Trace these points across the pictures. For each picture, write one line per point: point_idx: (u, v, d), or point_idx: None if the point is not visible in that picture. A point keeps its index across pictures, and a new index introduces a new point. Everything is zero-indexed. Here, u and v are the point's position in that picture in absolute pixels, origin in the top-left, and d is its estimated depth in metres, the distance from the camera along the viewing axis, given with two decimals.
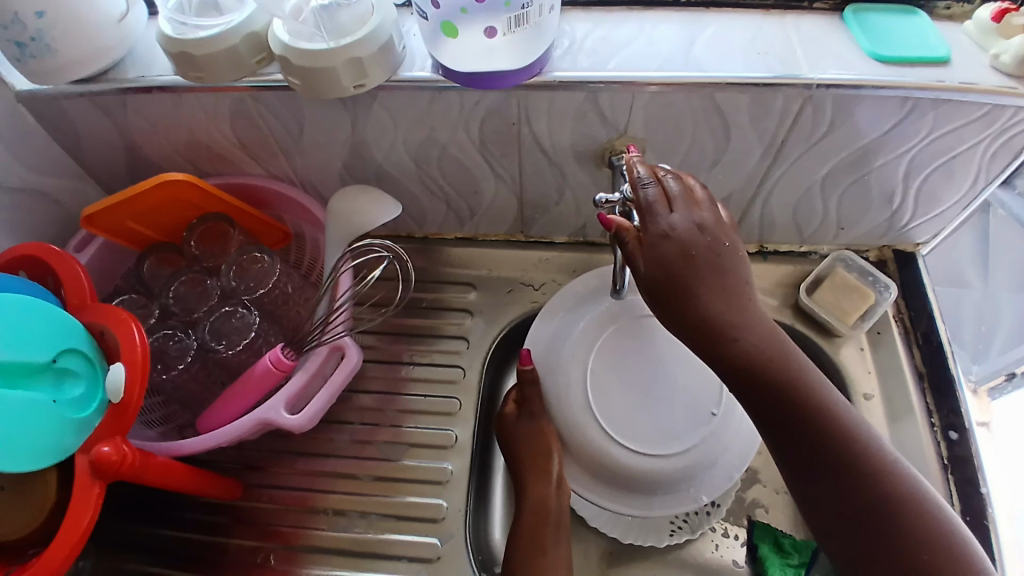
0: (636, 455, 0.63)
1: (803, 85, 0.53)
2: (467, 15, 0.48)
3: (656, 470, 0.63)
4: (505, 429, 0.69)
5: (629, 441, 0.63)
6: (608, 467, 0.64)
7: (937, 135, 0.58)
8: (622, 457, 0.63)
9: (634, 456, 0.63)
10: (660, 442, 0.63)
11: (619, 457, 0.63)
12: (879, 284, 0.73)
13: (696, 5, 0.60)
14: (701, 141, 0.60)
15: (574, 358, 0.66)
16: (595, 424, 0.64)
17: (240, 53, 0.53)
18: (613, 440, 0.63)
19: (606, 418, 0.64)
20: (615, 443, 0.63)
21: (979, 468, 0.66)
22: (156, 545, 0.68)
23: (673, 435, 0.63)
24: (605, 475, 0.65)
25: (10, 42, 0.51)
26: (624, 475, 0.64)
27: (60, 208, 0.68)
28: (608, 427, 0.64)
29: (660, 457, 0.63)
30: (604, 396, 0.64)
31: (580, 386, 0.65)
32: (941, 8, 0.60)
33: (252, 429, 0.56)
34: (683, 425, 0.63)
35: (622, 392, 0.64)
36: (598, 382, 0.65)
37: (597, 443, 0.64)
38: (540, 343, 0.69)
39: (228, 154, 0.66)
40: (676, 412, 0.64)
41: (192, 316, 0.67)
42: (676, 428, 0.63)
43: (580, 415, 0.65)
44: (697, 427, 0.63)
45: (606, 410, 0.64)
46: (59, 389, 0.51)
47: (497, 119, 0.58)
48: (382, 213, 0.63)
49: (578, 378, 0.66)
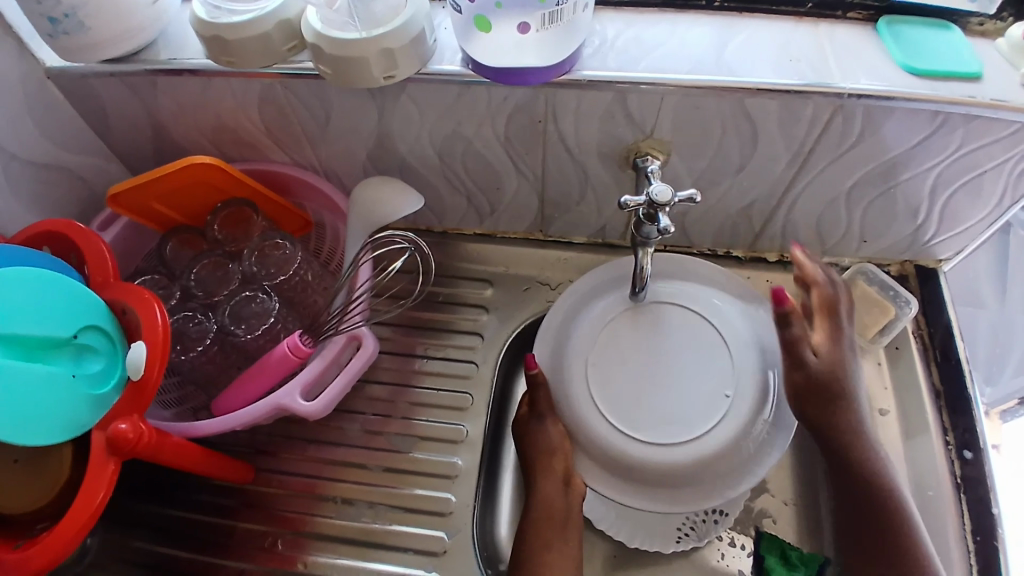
0: (649, 448, 0.62)
1: (834, 93, 0.53)
2: (501, 10, 0.48)
3: (668, 458, 0.62)
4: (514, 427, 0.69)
5: (636, 429, 0.63)
6: (618, 461, 0.63)
7: (968, 149, 0.57)
8: (631, 449, 0.62)
9: (642, 446, 0.62)
10: (670, 429, 0.62)
11: (627, 450, 0.62)
12: (900, 299, 0.71)
13: (729, 11, 0.60)
14: (727, 148, 0.60)
15: (577, 353, 0.66)
16: (600, 418, 0.64)
17: (273, 38, 0.53)
18: (621, 432, 0.63)
19: (611, 410, 0.64)
20: (622, 434, 0.63)
21: (993, 489, 0.65)
22: (165, 524, 0.69)
23: (686, 423, 0.62)
24: (617, 469, 0.63)
25: (43, 16, 0.51)
26: (635, 468, 0.62)
27: (85, 186, 0.69)
28: (612, 419, 0.63)
29: (671, 444, 0.62)
30: (607, 389, 0.64)
31: (583, 381, 0.65)
32: (975, 24, 0.59)
33: (268, 414, 0.56)
34: (698, 409, 0.63)
35: (626, 385, 0.64)
36: (600, 376, 0.65)
37: (605, 436, 0.63)
38: (549, 344, 0.68)
39: (253, 140, 0.66)
40: (688, 398, 0.63)
41: (213, 298, 0.68)
42: (690, 413, 0.63)
43: (586, 412, 0.64)
44: (714, 411, 0.63)
45: (609, 402, 0.64)
46: (78, 364, 0.51)
47: (524, 115, 0.58)
48: (404, 204, 0.63)
49: (580, 375, 0.65)
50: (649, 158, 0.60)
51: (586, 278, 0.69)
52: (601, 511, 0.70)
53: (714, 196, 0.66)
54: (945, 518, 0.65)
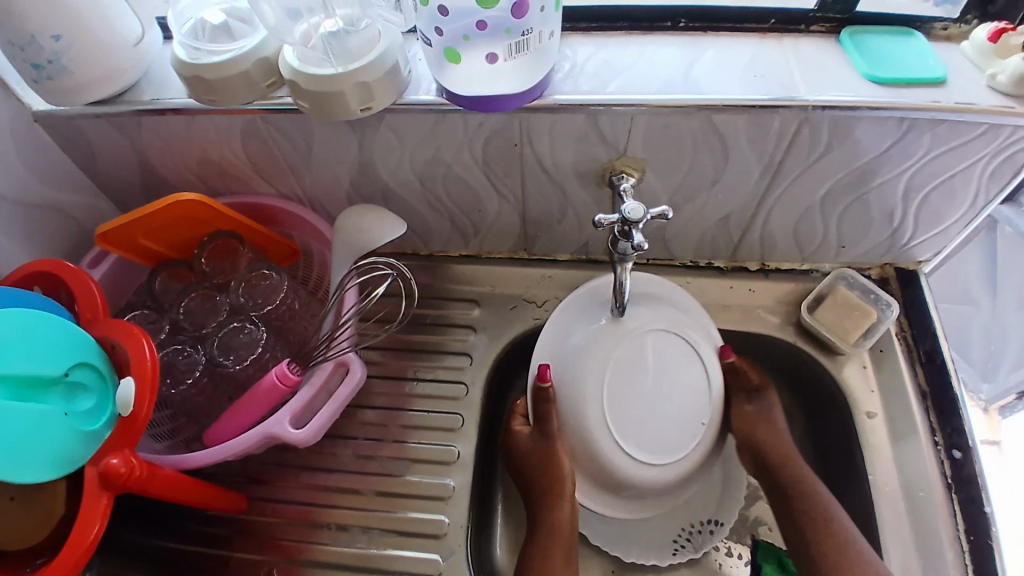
0: (642, 468, 0.63)
1: (800, 106, 0.55)
2: (469, 42, 0.49)
3: (652, 478, 0.64)
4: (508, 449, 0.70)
5: (633, 449, 0.63)
6: (611, 476, 0.65)
7: (936, 154, 0.59)
8: (626, 468, 0.63)
9: (640, 465, 0.63)
10: (661, 450, 0.63)
11: (626, 469, 0.63)
12: (881, 301, 0.73)
13: (696, 29, 0.62)
14: (700, 164, 0.61)
15: (593, 370, 0.62)
16: (607, 437, 0.63)
17: (252, 76, 0.55)
18: (622, 450, 0.63)
19: (619, 431, 0.62)
20: (621, 453, 0.63)
21: (984, 488, 0.66)
22: (160, 556, 0.69)
23: (673, 446, 0.63)
24: (606, 482, 0.66)
25: (28, 63, 0.53)
26: (623, 483, 0.64)
27: (75, 223, 0.70)
28: (620, 439, 0.62)
29: (657, 467, 0.63)
30: (620, 410, 0.62)
31: (596, 401, 0.62)
32: (939, 29, 0.61)
33: (259, 443, 0.57)
34: (684, 431, 0.64)
35: (636, 405, 0.62)
36: (614, 395, 0.62)
37: (606, 453, 0.63)
38: (557, 356, 0.66)
39: (239, 173, 0.67)
40: (679, 421, 0.63)
41: (202, 331, 0.69)
42: (677, 437, 0.63)
43: (596, 433, 0.63)
44: (693, 436, 0.64)
45: (620, 423, 0.62)
46: (70, 402, 0.52)
47: (500, 139, 0.59)
48: (387, 230, 0.64)
49: (593, 394, 0.62)
50: (624, 176, 0.62)
51: (588, 289, 0.67)
52: (597, 527, 0.72)
53: (691, 210, 0.68)
54: (936, 518, 0.65)
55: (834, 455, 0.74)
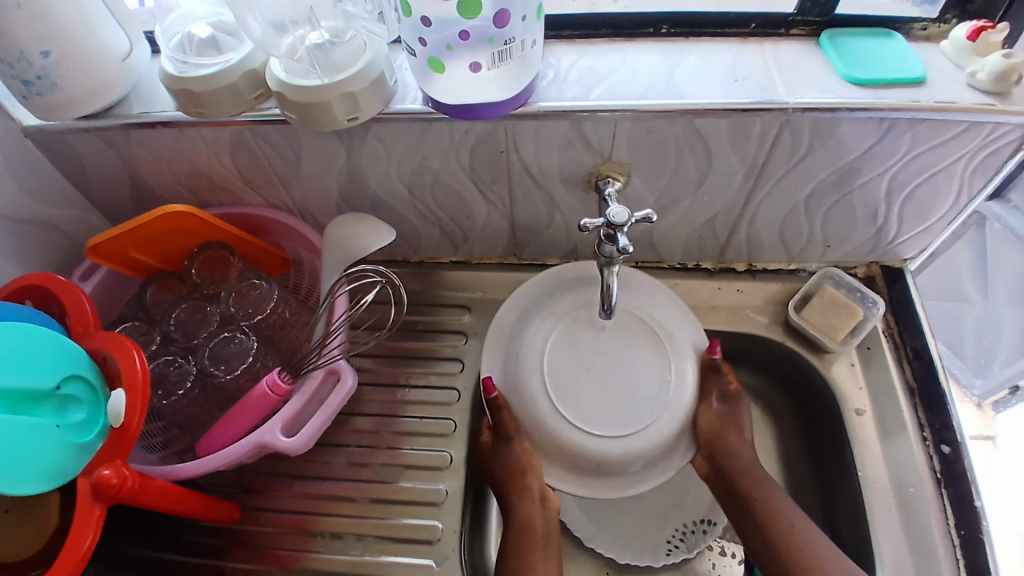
0: (612, 444, 0.62)
1: (781, 109, 0.55)
2: (453, 52, 0.50)
3: (630, 452, 0.62)
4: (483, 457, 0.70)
5: (598, 429, 0.62)
6: (587, 459, 0.63)
7: (917, 153, 0.60)
8: (598, 448, 0.62)
9: (609, 440, 0.62)
10: (627, 421, 0.63)
11: (597, 448, 0.62)
12: (867, 300, 0.74)
13: (677, 35, 0.63)
14: (683, 167, 0.62)
15: (531, 368, 0.65)
16: (564, 423, 0.63)
17: (239, 89, 0.55)
18: (587, 433, 0.63)
19: (574, 414, 0.63)
20: (586, 436, 0.63)
21: (973, 482, 0.66)
22: (155, 568, 0.69)
23: (639, 413, 0.63)
24: (585, 467, 0.64)
25: (17, 80, 0.53)
26: (600, 464, 0.63)
27: (66, 237, 0.71)
28: (578, 421, 0.63)
29: (630, 438, 0.62)
30: (567, 394, 0.64)
31: (541, 394, 0.64)
32: (918, 29, 0.62)
33: (250, 452, 0.57)
34: (645, 395, 0.63)
35: (584, 386, 0.64)
36: (557, 384, 0.64)
37: (574, 441, 0.63)
38: (499, 368, 0.68)
39: (228, 184, 0.68)
40: (636, 386, 0.64)
41: (192, 341, 0.69)
42: (641, 402, 0.63)
43: (551, 422, 0.64)
44: (658, 397, 0.64)
45: (570, 406, 0.63)
46: (62, 415, 0.52)
47: (486, 147, 0.60)
48: (377, 239, 0.64)
49: (538, 387, 0.64)
50: (609, 181, 0.62)
51: (519, 291, 0.70)
52: (590, 529, 0.73)
53: (677, 213, 0.69)
54: (926, 513, 0.66)
55: (823, 452, 0.74)
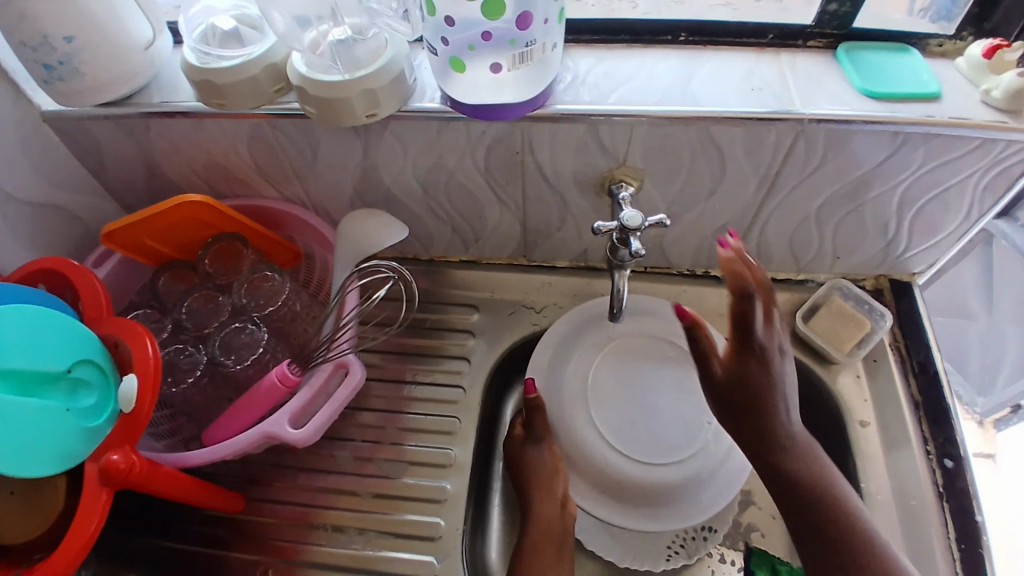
0: (638, 467, 0.68)
1: (795, 120, 0.56)
2: (474, 52, 0.50)
3: (656, 480, 0.68)
4: (512, 451, 0.72)
5: (628, 449, 0.69)
6: (612, 478, 0.69)
7: (929, 168, 0.60)
8: (623, 468, 0.68)
9: (637, 465, 0.68)
10: (657, 451, 0.68)
11: (623, 469, 0.68)
12: (874, 313, 0.74)
13: (695, 43, 0.63)
14: (697, 174, 0.62)
15: (574, 377, 0.73)
16: (597, 438, 0.70)
17: (260, 82, 0.56)
18: (615, 449, 0.69)
19: (607, 430, 0.70)
20: (614, 453, 0.69)
21: (976, 497, 0.66)
22: (157, 556, 0.69)
23: (670, 446, 0.69)
24: (610, 487, 0.69)
25: (38, 64, 0.54)
26: (625, 485, 0.68)
27: (80, 223, 0.71)
28: (610, 438, 0.69)
29: (656, 466, 0.68)
30: (603, 409, 0.71)
31: (581, 405, 0.72)
32: (934, 45, 0.63)
33: (257, 443, 0.58)
34: (678, 432, 0.69)
35: (621, 407, 0.71)
36: (596, 397, 0.72)
37: (602, 457, 0.69)
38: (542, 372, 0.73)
39: (243, 176, 0.68)
40: (670, 422, 0.70)
41: (203, 330, 0.69)
42: (673, 438, 0.69)
43: (586, 434, 0.71)
44: (693, 437, 0.69)
45: (604, 422, 0.70)
46: (72, 398, 0.52)
47: (502, 147, 0.60)
48: (389, 236, 0.65)
49: (578, 396, 0.72)
50: (623, 185, 0.63)
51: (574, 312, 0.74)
52: (591, 532, 0.72)
53: (688, 220, 0.69)
54: (929, 527, 0.66)
55: None
